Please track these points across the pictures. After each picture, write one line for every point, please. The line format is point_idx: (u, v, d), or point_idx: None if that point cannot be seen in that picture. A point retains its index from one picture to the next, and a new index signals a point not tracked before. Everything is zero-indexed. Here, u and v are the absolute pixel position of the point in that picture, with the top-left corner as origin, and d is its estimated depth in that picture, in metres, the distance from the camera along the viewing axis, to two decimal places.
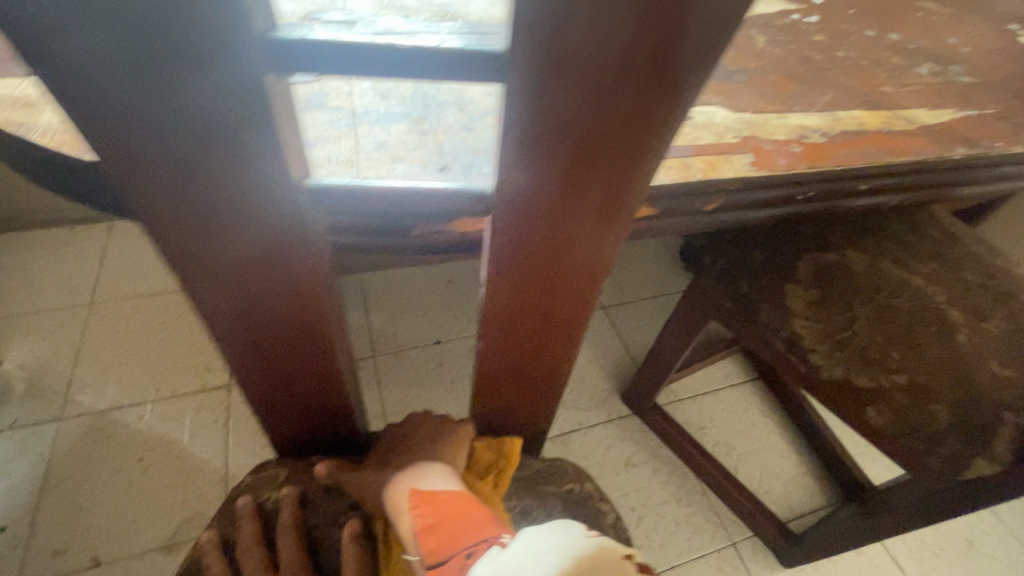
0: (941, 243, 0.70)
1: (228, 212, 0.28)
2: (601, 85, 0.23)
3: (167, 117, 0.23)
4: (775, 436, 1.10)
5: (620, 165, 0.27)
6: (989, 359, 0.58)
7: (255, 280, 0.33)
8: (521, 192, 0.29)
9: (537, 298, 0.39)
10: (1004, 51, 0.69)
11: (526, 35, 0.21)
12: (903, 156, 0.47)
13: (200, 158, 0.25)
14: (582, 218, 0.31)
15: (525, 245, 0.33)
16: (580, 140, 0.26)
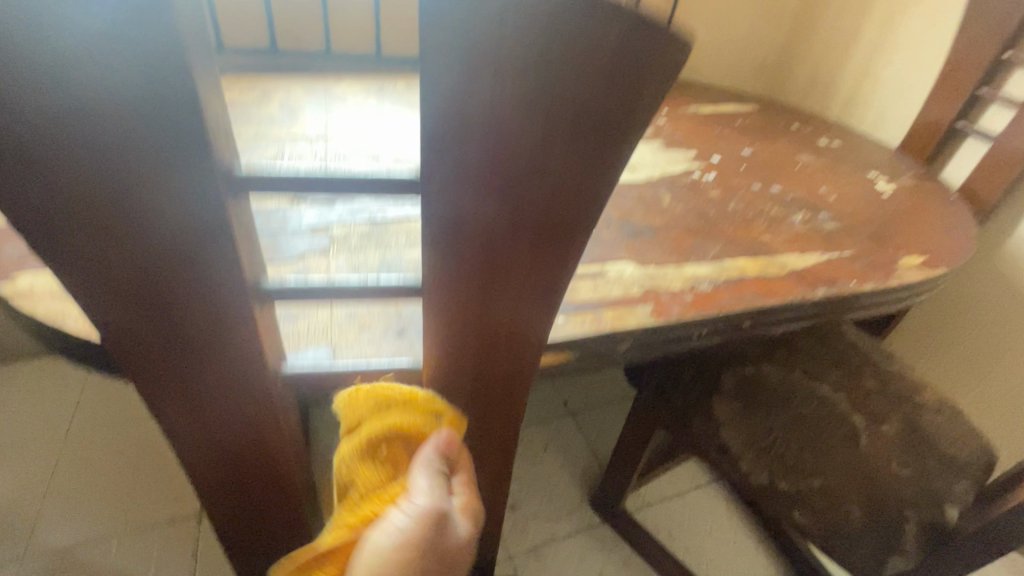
0: (844, 350, 0.81)
1: (174, 265, 0.29)
2: (528, 120, 0.27)
3: (114, 175, 0.24)
4: (743, 538, 1.12)
5: (555, 196, 0.31)
6: (891, 459, 0.67)
7: (206, 333, 0.34)
8: (470, 220, 0.32)
9: (493, 349, 0.40)
10: (863, 197, 0.86)
11: (459, 77, 0.26)
12: (775, 299, 0.59)
13: (134, 208, 0.26)
14: (522, 251, 0.34)
15: (480, 286, 0.36)
16: (515, 170, 0.30)
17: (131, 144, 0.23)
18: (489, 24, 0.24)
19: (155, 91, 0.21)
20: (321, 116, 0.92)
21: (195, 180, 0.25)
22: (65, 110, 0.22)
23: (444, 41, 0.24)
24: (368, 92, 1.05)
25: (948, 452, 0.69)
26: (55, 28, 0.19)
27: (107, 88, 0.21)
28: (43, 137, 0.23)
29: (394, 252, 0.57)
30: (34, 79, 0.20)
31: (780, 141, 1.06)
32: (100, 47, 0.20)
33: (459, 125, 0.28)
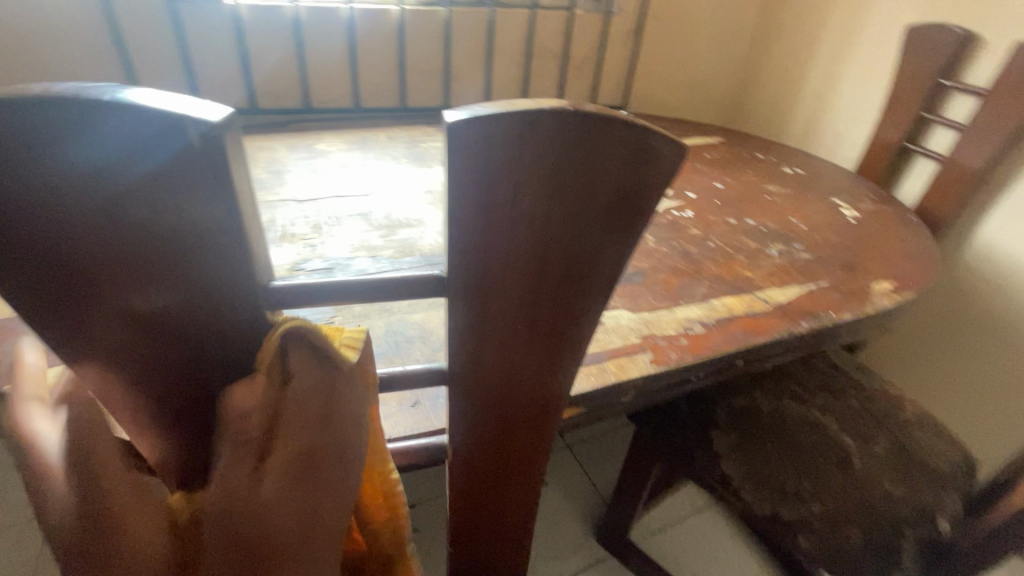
0: (829, 373, 0.85)
1: (216, 366, 0.32)
2: (535, 232, 0.31)
3: (171, 288, 0.28)
4: (746, 559, 1.14)
5: (560, 285, 0.35)
6: (881, 479, 0.71)
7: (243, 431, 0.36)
8: (487, 318, 0.35)
9: (510, 423, 0.43)
10: (831, 225, 0.92)
11: (476, 209, 0.30)
12: (763, 337, 0.63)
13: (184, 317, 0.29)
14: (535, 337, 0.37)
15: (499, 372, 0.39)
16: (526, 272, 0.33)
17: (182, 262, 0.27)
18: (499, 162, 0.28)
19: (205, 216, 0.26)
20: (308, 176, 0.93)
21: (235, 287, 0.29)
22: (132, 236, 0.26)
23: (466, 157, 0.27)
24: (351, 147, 1.07)
25: (934, 466, 0.73)
26: (131, 171, 0.24)
27: (167, 216, 0.25)
28: (114, 262, 0.27)
29: (398, 316, 0.59)
30: (109, 214, 0.25)
31: (748, 173, 1.12)
32: (163, 182, 0.24)
33: (481, 224, 0.30)
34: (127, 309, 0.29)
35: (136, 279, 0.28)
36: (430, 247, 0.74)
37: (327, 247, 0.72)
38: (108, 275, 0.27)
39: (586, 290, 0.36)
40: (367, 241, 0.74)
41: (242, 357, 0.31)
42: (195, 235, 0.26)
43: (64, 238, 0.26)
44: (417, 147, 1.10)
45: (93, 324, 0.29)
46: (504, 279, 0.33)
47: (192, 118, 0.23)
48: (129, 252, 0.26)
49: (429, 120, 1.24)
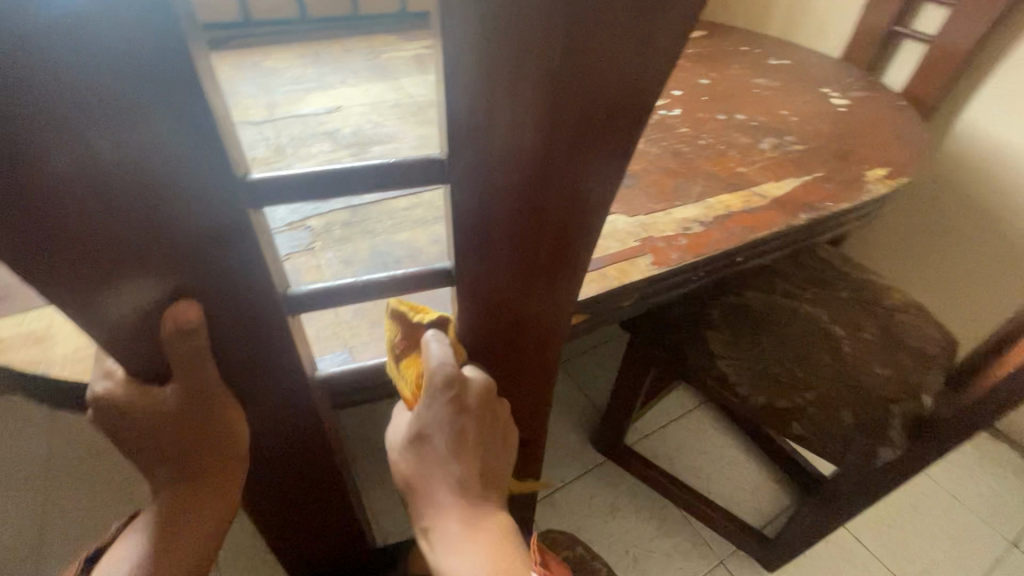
0: (819, 268, 0.85)
1: (204, 274, 0.28)
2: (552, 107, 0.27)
3: (137, 193, 0.23)
4: (734, 450, 1.21)
5: (578, 172, 0.31)
6: (872, 363, 0.73)
7: (245, 347, 0.34)
8: (490, 211, 0.32)
9: (517, 327, 0.42)
10: (821, 115, 0.88)
11: (479, 81, 0.25)
12: (763, 231, 0.61)
13: (161, 225, 0.25)
14: (545, 233, 0.35)
15: (505, 273, 0.37)
16: (537, 160, 0.29)
17: (147, 165, 0.22)
18: (508, 18, 0.22)
19: (156, 97, 0.20)
20: (261, 97, 0.84)
21: (212, 181, 0.24)
22: (68, 134, 0.21)
23: (464, 16, 0.22)
24: (303, 61, 0.97)
25: (919, 348, 0.75)
26: (40, 45, 0.18)
27: (103, 105, 0.20)
28: (53, 174, 0.22)
29: (383, 236, 0.55)
30: (33, 116, 0.19)
31: (733, 66, 1.05)
32: (91, 63, 0.18)
33: (485, 100, 0.26)
34: (131, 263, 0.26)
35: (96, 197, 0.23)
36: (406, 162, 0.69)
37: (294, 170, 0.66)
38: (49, 191, 0.22)
39: (601, 179, 0.32)
40: (337, 161, 0.69)
41: (230, 262, 0.28)
42: (146, 125, 0.21)
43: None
44: (377, 59, 0.99)
45: (58, 257, 0.25)
46: (511, 167, 0.29)
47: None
48: (73, 163, 0.22)
49: (387, 27, 1.12)
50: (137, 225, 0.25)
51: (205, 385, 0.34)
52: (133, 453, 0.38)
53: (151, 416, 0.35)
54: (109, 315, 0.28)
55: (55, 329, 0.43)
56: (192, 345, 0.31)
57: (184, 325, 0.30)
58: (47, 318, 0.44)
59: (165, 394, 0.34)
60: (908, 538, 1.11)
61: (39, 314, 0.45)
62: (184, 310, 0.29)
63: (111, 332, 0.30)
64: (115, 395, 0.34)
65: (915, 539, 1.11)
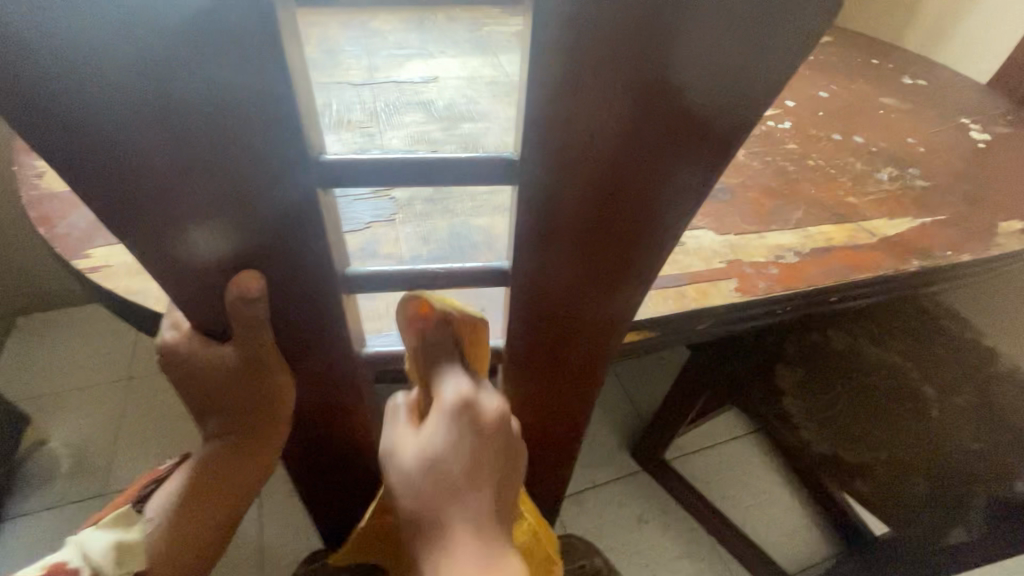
0: (917, 318, 0.77)
1: (273, 246, 0.29)
2: (644, 118, 0.25)
3: (221, 162, 0.25)
4: (779, 487, 1.15)
5: (663, 189, 0.29)
6: (964, 435, 0.65)
7: (303, 322, 0.34)
8: (564, 222, 0.31)
9: (583, 337, 0.41)
10: (954, 149, 0.79)
11: (564, 92, 0.24)
12: (865, 273, 0.56)
13: (238, 195, 0.26)
14: (623, 249, 0.33)
15: (580, 283, 0.36)
16: (622, 174, 0.28)
17: (227, 133, 0.23)
18: (600, 25, 0.22)
19: (241, 69, 0.21)
20: (363, 58, 0.85)
21: (286, 155, 0.25)
22: (161, 98, 0.22)
23: (551, 25, 0.22)
24: (409, 26, 0.98)
25: None
26: (149, 12, 0.19)
27: (196, 77, 0.21)
28: (146, 133, 0.23)
29: (462, 219, 0.55)
30: (135, 77, 0.21)
31: (860, 81, 0.96)
32: (187, 34, 0.20)
33: (570, 112, 0.25)
34: (205, 223, 0.28)
35: (182, 159, 0.24)
36: (494, 145, 0.68)
37: (386, 138, 0.67)
38: (148, 155, 0.24)
39: (679, 199, 0.30)
40: (427, 133, 0.69)
41: (298, 237, 0.29)
42: (233, 96, 0.22)
43: (76, 106, 0.21)
44: (480, 32, 0.99)
45: (151, 213, 0.27)
46: (593, 179, 0.28)
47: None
48: (167, 132, 0.23)
49: None
50: (216, 190, 0.26)
51: (263, 348, 0.34)
52: (188, 402, 0.40)
53: (210, 372, 0.36)
54: (191, 272, 0.30)
55: None
56: (256, 311, 0.32)
57: (247, 293, 0.31)
58: None
59: (223, 354, 0.35)
60: None
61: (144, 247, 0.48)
62: (248, 278, 0.30)
63: (191, 288, 0.31)
64: (183, 349, 0.35)
65: None
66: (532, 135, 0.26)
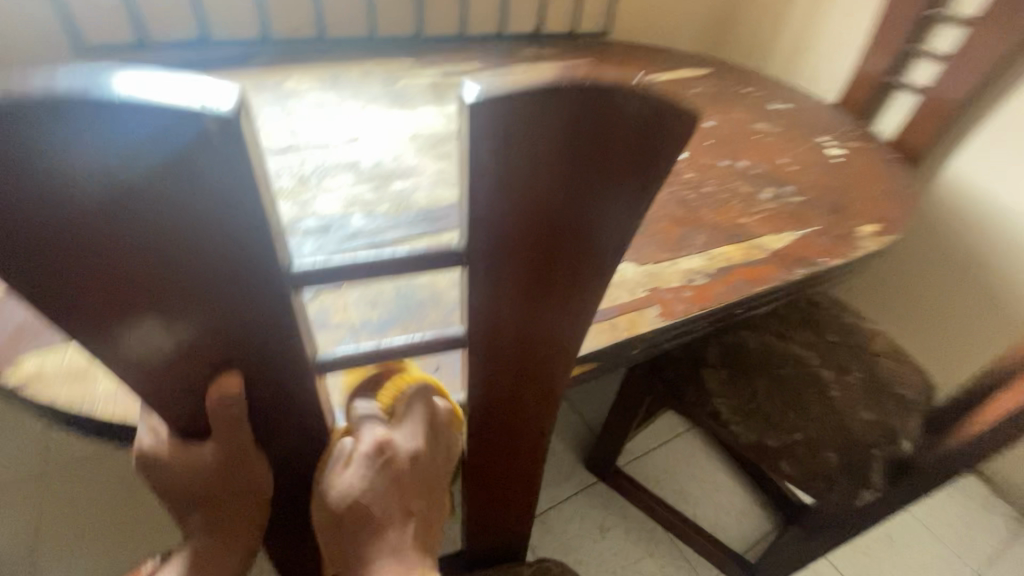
0: (810, 311, 0.89)
1: (247, 346, 0.31)
2: (568, 197, 0.31)
3: (199, 277, 0.27)
4: (721, 475, 1.25)
5: (589, 249, 0.35)
6: (856, 406, 0.78)
7: (279, 412, 0.36)
8: (509, 286, 0.36)
9: (535, 380, 0.46)
10: (818, 165, 0.93)
11: (498, 187, 0.29)
12: (762, 286, 0.65)
13: (216, 304, 0.29)
14: (560, 300, 0.38)
15: (527, 334, 0.41)
16: (553, 243, 0.33)
17: (203, 253, 0.26)
18: (523, 137, 0.27)
19: (216, 205, 0.24)
20: (282, 121, 0.86)
21: (260, 270, 0.28)
22: (142, 225, 0.25)
23: (482, 141, 0.26)
24: (323, 85, 1.00)
25: (900, 393, 0.80)
26: (140, 165, 0.22)
27: (177, 212, 0.24)
28: (126, 255, 0.26)
29: (407, 279, 0.58)
30: (121, 213, 0.24)
31: (737, 109, 1.10)
32: (169, 179, 0.23)
33: (504, 201, 0.30)
34: (183, 330, 0.30)
35: (153, 274, 0.27)
36: (426, 200, 0.72)
37: (319, 203, 0.69)
38: (132, 274, 0.27)
39: (598, 259, 0.36)
40: (360, 194, 0.72)
41: (271, 334, 0.31)
42: (208, 224, 0.25)
43: (68, 234, 0.24)
44: (395, 86, 1.04)
45: (124, 326, 0.29)
46: (529, 249, 0.33)
47: (201, 104, 0.21)
48: (150, 254, 0.26)
49: (403, 53, 1.17)
50: (188, 299, 0.28)
51: (242, 441, 0.36)
52: (169, 504, 0.41)
53: (189, 471, 0.37)
54: (171, 373, 0.32)
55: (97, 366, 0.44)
56: (233, 411, 0.34)
57: (228, 393, 0.33)
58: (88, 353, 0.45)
59: (202, 451, 0.36)
60: (884, 566, 1.15)
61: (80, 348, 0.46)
62: (229, 381, 0.33)
63: (176, 393, 0.33)
64: (160, 452, 0.37)
65: (891, 568, 1.15)
66: (474, 222, 0.31)
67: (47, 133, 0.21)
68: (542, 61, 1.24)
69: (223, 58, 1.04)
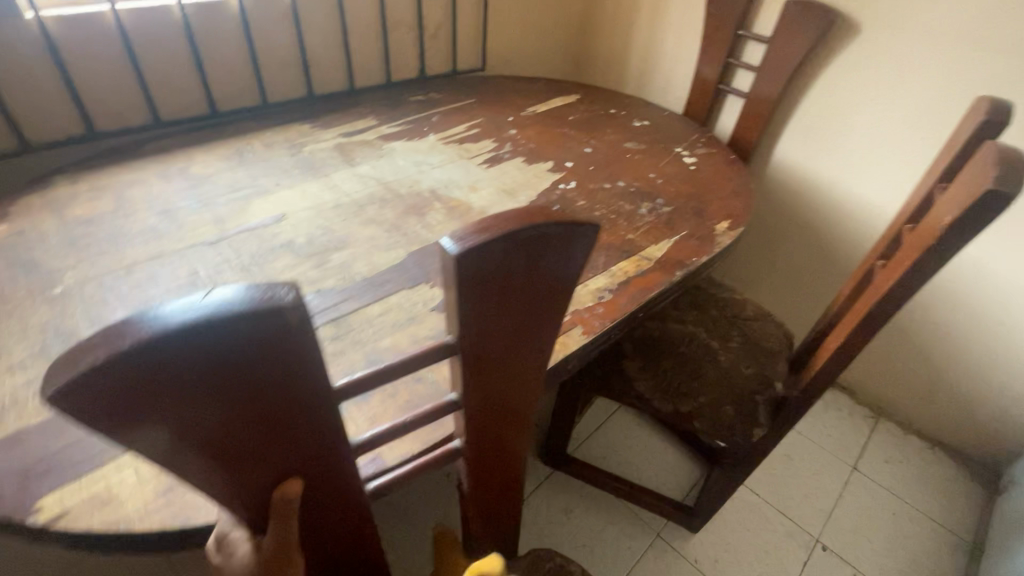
0: (695, 296, 1.11)
1: (303, 447, 0.41)
2: (522, 292, 0.43)
3: (271, 411, 0.37)
4: (653, 439, 1.46)
5: (540, 318, 0.48)
6: (738, 365, 0.99)
7: (324, 486, 0.47)
8: (486, 354, 0.47)
9: (511, 412, 0.58)
10: (678, 175, 1.14)
11: (474, 298, 0.41)
12: (654, 291, 0.82)
13: (281, 425, 0.38)
14: (524, 354, 0.51)
15: (502, 383, 0.53)
16: (515, 320, 0.46)
17: (276, 394, 0.36)
18: (489, 268, 0.38)
19: (289, 361, 0.34)
20: (203, 210, 0.90)
21: (315, 392, 0.38)
22: (232, 392, 0.33)
23: (462, 276, 0.38)
24: (230, 163, 1.03)
25: (769, 347, 1.02)
26: (239, 354, 0.31)
27: (261, 374, 0.34)
28: (217, 414, 0.34)
29: (371, 347, 0.68)
30: (219, 387, 0.33)
31: (608, 131, 1.29)
32: (259, 355, 0.32)
33: (479, 304, 0.42)
34: (254, 451, 0.39)
35: (235, 419, 0.35)
36: (366, 267, 0.81)
37: None
38: (220, 427, 0.35)
39: (547, 323, 0.49)
40: (304, 274, 0.79)
41: (322, 433, 0.41)
42: (282, 374, 0.35)
43: (176, 414, 0.33)
44: (302, 153, 1.09)
45: (209, 463, 0.37)
46: (499, 328, 0.46)
47: (286, 306, 0.31)
48: (236, 409, 0.35)
49: (299, 116, 1.22)
50: (259, 427, 0.37)
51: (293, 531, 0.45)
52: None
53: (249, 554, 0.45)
54: (240, 487, 0.41)
55: (119, 489, 0.50)
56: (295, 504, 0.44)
57: (293, 489, 0.43)
58: (103, 481, 0.51)
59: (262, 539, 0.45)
60: (787, 480, 1.42)
61: (93, 478, 0.51)
62: (294, 481, 0.43)
63: (241, 498, 0.42)
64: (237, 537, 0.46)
65: (793, 480, 1.42)
66: (460, 321, 0.42)
67: (177, 355, 0.29)
68: (433, 106, 1.35)
69: (115, 151, 1.03)
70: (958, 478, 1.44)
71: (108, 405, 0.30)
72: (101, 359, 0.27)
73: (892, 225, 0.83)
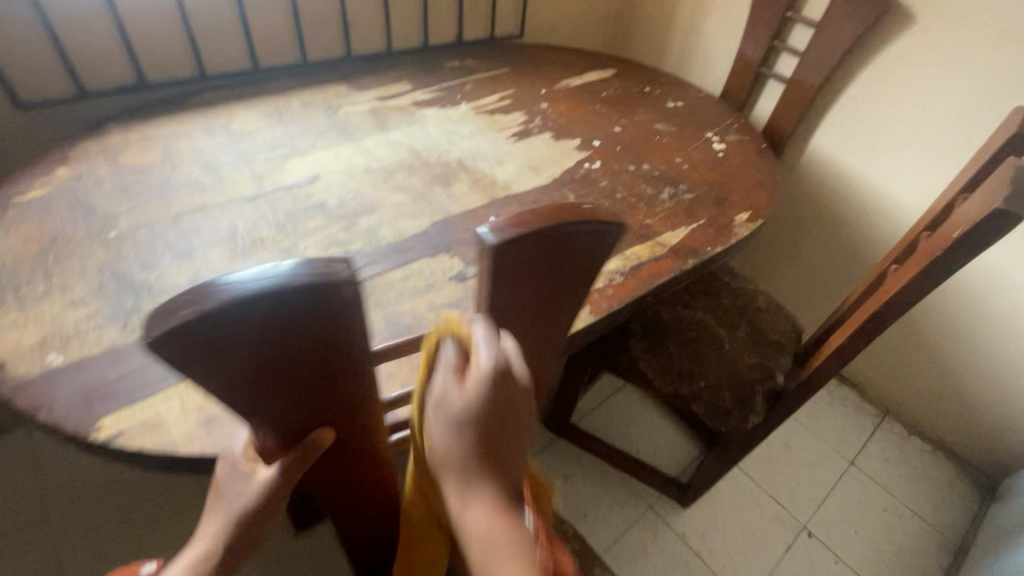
0: (708, 283, 1.13)
1: (338, 402, 0.47)
2: (549, 281, 0.47)
3: (316, 370, 0.42)
4: (655, 417, 1.51)
5: (562, 304, 0.52)
6: (742, 354, 1.02)
7: (352, 436, 0.53)
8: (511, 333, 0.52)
9: (527, 383, 0.63)
10: (704, 161, 1.14)
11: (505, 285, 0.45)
12: (665, 277, 0.85)
13: (323, 383, 0.44)
14: (545, 335, 0.55)
15: (522, 358, 0.58)
16: (540, 305, 0.50)
17: (323, 355, 0.41)
18: (522, 259, 0.42)
19: (337, 328, 0.39)
20: (243, 166, 0.95)
21: (354, 356, 0.43)
22: (288, 351, 0.39)
23: (497, 265, 0.42)
24: (269, 121, 1.08)
25: (776, 339, 1.04)
26: (299, 320, 0.37)
27: (313, 338, 0.39)
28: (272, 370, 0.40)
29: (392, 309, 0.73)
30: (277, 347, 0.38)
31: (640, 111, 1.29)
32: (314, 323, 0.38)
33: (510, 291, 0.46)
34: (299, 403, 0.45)
35: (286, 374, 0.41)
36: (391, 233, 0.86)
37: (300, 248, 0.81)
38: (273, 381, 0.41)
39: (568, 307, 0.53)
40: (334, 236, 0.84)
41: (355, 391, 0.47)
42: (329, 339, 0.40)
43: (240, 368, 0.38)
44: (337, 115, 1.13)
45: (261, 411, 0.43)
46: (525, 312, 0.50)
47: (342, 282, 0.36)
48: (288, 366, 0.40)
49: (336, 76, 1.25)
50: (305, 382, 0.43)
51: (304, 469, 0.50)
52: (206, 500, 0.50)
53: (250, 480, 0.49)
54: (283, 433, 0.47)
55: (166, 417, 0.57)
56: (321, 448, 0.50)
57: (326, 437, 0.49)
58: (152, 409, 0.58)
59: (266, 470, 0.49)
60: (783, 468, 1.46)
61: (144, 406, 0.58)
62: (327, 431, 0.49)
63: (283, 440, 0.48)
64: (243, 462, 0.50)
65: (789, 468, 1.46)
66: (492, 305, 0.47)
67: (251, 316, 0.34)
68: (468, 73, 1.35)
69: (163, 102, 1.08)
70: (956, 483, 1.46)
71: (189, 356, 0.35)
72: (192, 318, 0.32)
73: (912, 230, 0.83)
